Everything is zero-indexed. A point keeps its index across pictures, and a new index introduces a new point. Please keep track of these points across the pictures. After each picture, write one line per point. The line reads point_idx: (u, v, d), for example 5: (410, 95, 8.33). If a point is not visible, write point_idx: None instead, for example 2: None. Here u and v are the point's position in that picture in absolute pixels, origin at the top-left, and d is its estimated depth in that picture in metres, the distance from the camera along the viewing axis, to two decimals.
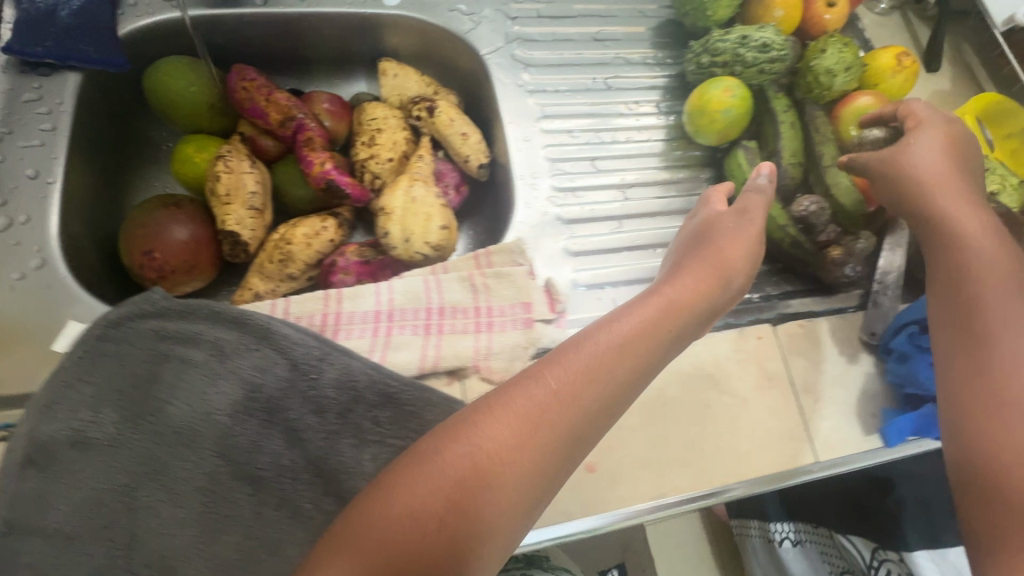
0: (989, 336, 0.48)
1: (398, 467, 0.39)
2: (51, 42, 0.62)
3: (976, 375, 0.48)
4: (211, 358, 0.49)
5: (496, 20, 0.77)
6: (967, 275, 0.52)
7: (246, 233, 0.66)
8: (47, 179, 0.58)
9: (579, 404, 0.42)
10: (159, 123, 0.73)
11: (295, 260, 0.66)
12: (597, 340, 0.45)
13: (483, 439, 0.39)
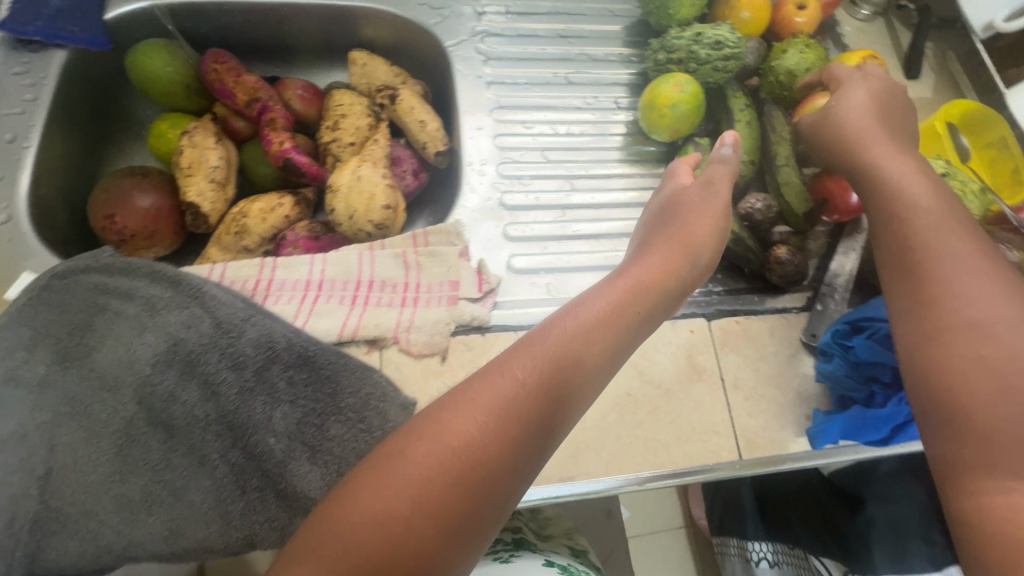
0: (942, 308, 0.45)
1: (367, 470, 0.38)
2: (41, 22, 0.67)
3: (931, 351, 0.44)
4: (142, 312, 0.53)
5: (463, 14, 0.80)
6: (919, 248, 0.49)
7: (206, 206, 0.69)
8: (23, 144, 0.63)
9: (553, 389, 0.41)
10: (143, 104, 0.78)
11: (250, 233, 0.70)
12: (558, 322, 0.44)
13: (455, 437, 0.38)
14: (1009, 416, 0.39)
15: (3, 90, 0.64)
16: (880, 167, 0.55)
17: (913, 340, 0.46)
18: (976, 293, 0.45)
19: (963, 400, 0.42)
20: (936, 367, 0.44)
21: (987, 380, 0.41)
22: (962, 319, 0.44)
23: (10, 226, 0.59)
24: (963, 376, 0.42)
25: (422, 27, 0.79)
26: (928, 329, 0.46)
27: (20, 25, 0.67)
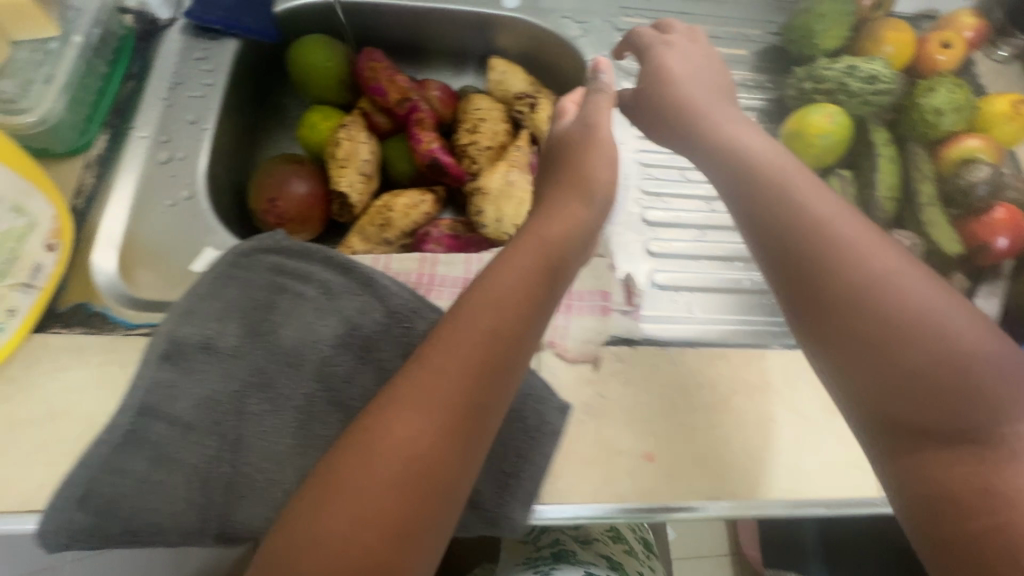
0: (888, 298, 0.39)
1: (341, 447, 0.38)
2: (221, 11, 0.71)
3: (875, 350, 0.39)
4: (322, 295, 0.55)
5: (604, 31, 0.82)
6: (798, 241, 0.44)
7: (355, 196, 0.72)
8: (202, 126, 0.66)
9: (490, 354, 0.42)
10: (292, 93, 0.82)
11: (393, 226, 0.72)
12: (502, 270, 0.47)
13: (369, 407, 0.39)
14: (972, 418, 0.34)
15: (186, 74, 0.68)
16: (728, 145, 0.54)
17: (840, 333, 0.40)
18: (835, 296, 0.41)
19: (909, 411, 0.37)
20: (870, 367, 0.39)
21: (950, 380, 0.36)
22: (893, 316, 0.39)
23: (192, 202, 0.62)
24: (931, 379, 0.36)
25: (563, 40, 0.81)
26: (875, 329, 0.39)
27: (203, 13, 0.70)
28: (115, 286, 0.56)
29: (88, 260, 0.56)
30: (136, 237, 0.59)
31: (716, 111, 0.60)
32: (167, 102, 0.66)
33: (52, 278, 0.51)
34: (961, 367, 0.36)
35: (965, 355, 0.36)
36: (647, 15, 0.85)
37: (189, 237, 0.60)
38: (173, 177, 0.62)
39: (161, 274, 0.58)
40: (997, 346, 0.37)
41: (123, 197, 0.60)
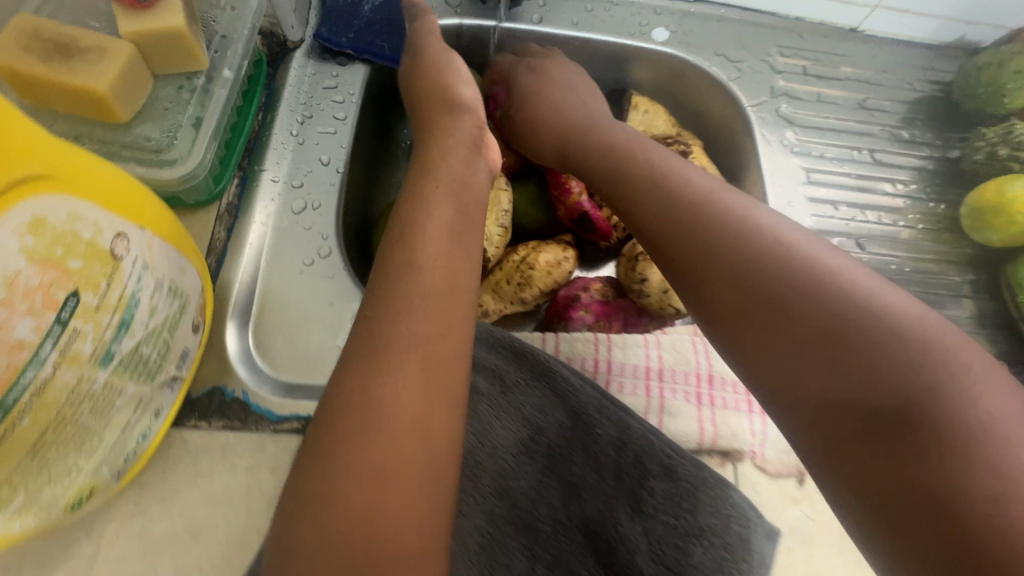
0: (804, 268, 0.38)
1: (347, 390, 0.37)
2: (354, 34, 0.62)
3: (793, 331, 0.36)
4: (496, 391, 0.48)
5: (762, 71, 0.72)
6: (691, 216, 0.43)
7: (491, 250, 0.64)
8: (337, 167, 0.57)
9: (457, 286, 0.44)
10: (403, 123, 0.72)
11: (533, 285, 0.64)
12: (438, 201, 0.47)
13: (365, 352, 0.39)
14: (915, 392, 0.32)
15: (317, 104, 0.59)
16: (596, 138, 0.55)
17: (780, 326, 0.37)
18: (777, 284, 0.38)
19: (821, 382, 0.35)
20: (807, 351, 0.36)
21: (865, 357, 0.34)
22: (807, 285, 0.37)
23: (331, 260, 0.53)
24: (853, 357, 0.34)
25: (719, 80, 0.71)
26: (809, 314, 0.36)
27: (335, 34, 0.61)
28: (257, 364, 0.48)
29: (224, 332, 0.48)
30: (272, 302, 0.51)
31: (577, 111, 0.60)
32: (298, 140, 0.57)
33: (195, 360, 0.43)
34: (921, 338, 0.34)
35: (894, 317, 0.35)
36: (807, 53, 0.74)
37: (328, 302, 0.52)
38: (309, 229, 0.54)
39: (303, 349, 0.50)
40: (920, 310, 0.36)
41: (260, 254, 0.52)
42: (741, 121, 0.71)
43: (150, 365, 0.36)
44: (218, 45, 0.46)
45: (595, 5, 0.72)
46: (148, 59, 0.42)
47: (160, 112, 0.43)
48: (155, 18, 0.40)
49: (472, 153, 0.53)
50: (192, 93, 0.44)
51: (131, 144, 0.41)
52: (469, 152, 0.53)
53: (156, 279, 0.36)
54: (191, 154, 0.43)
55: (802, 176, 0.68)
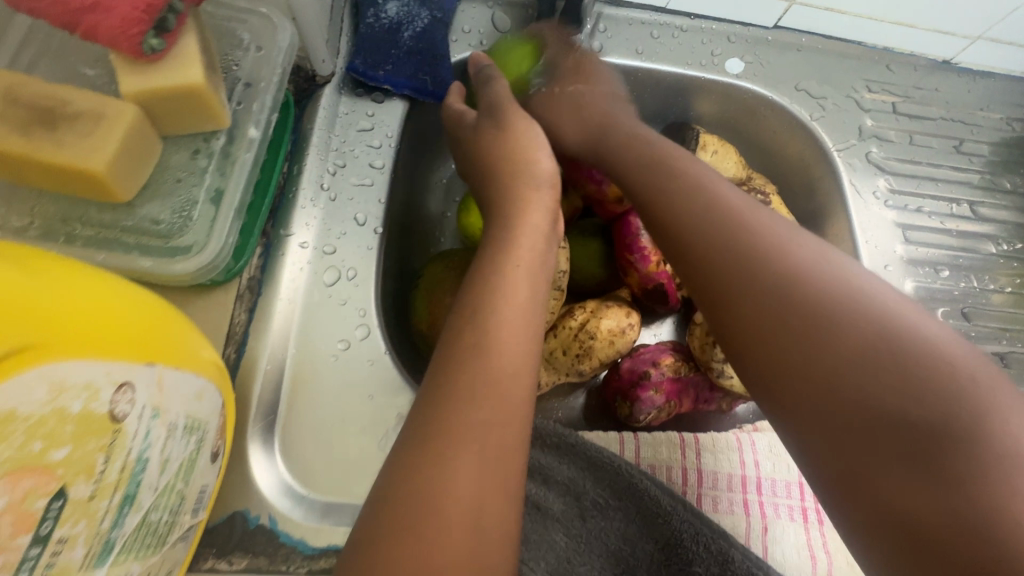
0: (858, 317, 0.32)
1: (406, 487, 0.32)
2: (391, 65, 0.53)
3: (819, 379, 0.31)
4: (571, 513, 0.41)
5: (848, 109, 0.64)
6: (733, 245, 0.37)
7: (546, 317, 0.54)
8: (374, 227, 0.49)
9: (523, 372, 0.37)
10: (437, 161, 0.63)
11: (592, 357, 0.55)
12: (512, 280, 0.40)
13: (421, 438, 0.34)
14: (876, 374, 0.30)
15: (350, 151, 0.51)
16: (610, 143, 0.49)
17: (814, 365, 0.32)
18: (819, 334, 0.32)
19: (783, 358, 0.33)
20: (778, 331, 0.33)
21: (898, 422, 0.29)
22: (858, 338, 0.31)
23: (369, 342, 0.45)
24: (901, 427, 0.28)
25: (800, 119, 0.63)
26: (848, 359, 0.31)
27: (371, 67, 0.53)
28: (284, 479, 0.40)
29: (246, 439, 0.40)
30: (301, 398, 0.43)
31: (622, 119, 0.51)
32: (330, 195, 0.49)
33: (213, 495, 0.34)
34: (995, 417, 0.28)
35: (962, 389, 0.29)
36: (895, 88, 0.66)
37: (367, 396, 0.44)
38: (344, 304, 0.46)
39: (340, 456, 0.42)
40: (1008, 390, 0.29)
41: (286, 338, 0.44)
42: (826, 166, 0.62)
43: (160, 530, 0.28)
44: (241, 96, 0.38)
45: (661, 30, 0.63)
46: (157, 121, 0.34)
47: (170, 185, 0.35)
48: (165, 74, 0.32)
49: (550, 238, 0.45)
50: (210, 158, 0.36)
51: (136, 229, 0.33)
52: (547, 236, 0.44)
53: (170, 427, 0.27)
54: (209, 238, 0.34)
55: (898, 234, 0.59)
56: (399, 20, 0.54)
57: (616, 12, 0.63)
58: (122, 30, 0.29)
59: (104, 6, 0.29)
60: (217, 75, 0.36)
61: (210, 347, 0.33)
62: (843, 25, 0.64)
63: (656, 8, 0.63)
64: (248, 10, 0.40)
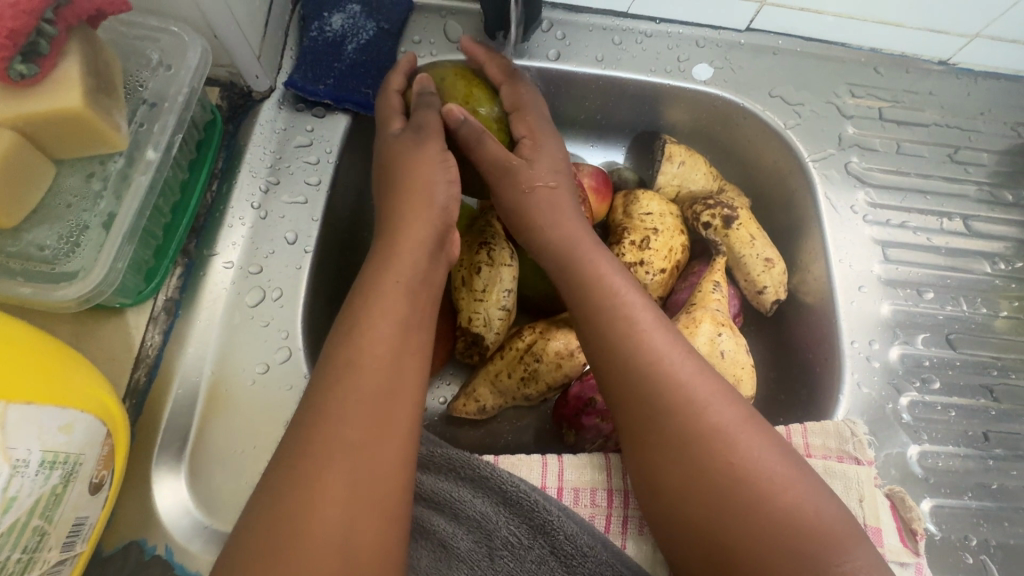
0: (712, 452, 0.35)
1: (275, 520, 0.30)
2: (333, 79, 0.51)
3: (671, 449, 0.36)
4: (478, 550, 0.39)
5: (828, 115, 0.59)
6: (623, 361, 0.38)
7: (490, 337, 0.51)
8: (305, 246, 0.48)
9: (414, 391, 0.35)
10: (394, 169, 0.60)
11: (539, 380, 0.51)
12: (397, 290, 0.38)
13: (296, 463, 0.31)
14: (708, 446, 0.35)
15: (285, 168, 0.49)
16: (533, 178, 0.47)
17: (675, 487, 0.35)
18: (679, 461, 0.35)
19: (645, 435, 0.37)
20: (642, 409, 0.37)
21: (724, 544, 0.33)
22: (708, 472, 0.34)
23: (289, 365, 0.44)
24: (722, 544, 0.33)
25: (774, 127, 0.58)
26: (695, 488, 0.35)
27: (310, 81, 0.51)
28: (188, 506, 0.39)
29: (151, 466, 0.39)
30: (214, 423, 0.42)
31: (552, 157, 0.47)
32: (260, 214, 0.47)
33: (98, 526, 0.34)
34: (810, 549, 0.32)
35: (787, 518, 0.33)
36: (884, 92, 0.60)
37: (283, 422, 0.42)
38: (266, 326, 0.45)
39: (245, 483, 0.40)
40: (834, 511, 0.34)
41: (203, 360, 0.43)
42: (802, 178, 0.57)
43: (8, 568, 0.28)
44: (144, 116, 0.38)
45: (624, 35, 0.59)
46: (45, 146, 0.33)
47: (61, 211, 0.34)
48: (42, 99, 0.31)
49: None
50: (105, 182, 0.35)
51: (22, 255, 0.33)
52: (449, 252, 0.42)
53: (15, 466, 0.27)
54: (94, 263, 0.34)
55: (876, 252, 0.55)
56: (343, 33, 0.53)
57: (574, 18, 0.59)
58: None
59: None
60: (116, 99, 0.35)
61: (94, 380, 0.33)
62: (824, 26, 0.58)
63: (619, 13, 0.59)
64: (158, 28, 0.40)
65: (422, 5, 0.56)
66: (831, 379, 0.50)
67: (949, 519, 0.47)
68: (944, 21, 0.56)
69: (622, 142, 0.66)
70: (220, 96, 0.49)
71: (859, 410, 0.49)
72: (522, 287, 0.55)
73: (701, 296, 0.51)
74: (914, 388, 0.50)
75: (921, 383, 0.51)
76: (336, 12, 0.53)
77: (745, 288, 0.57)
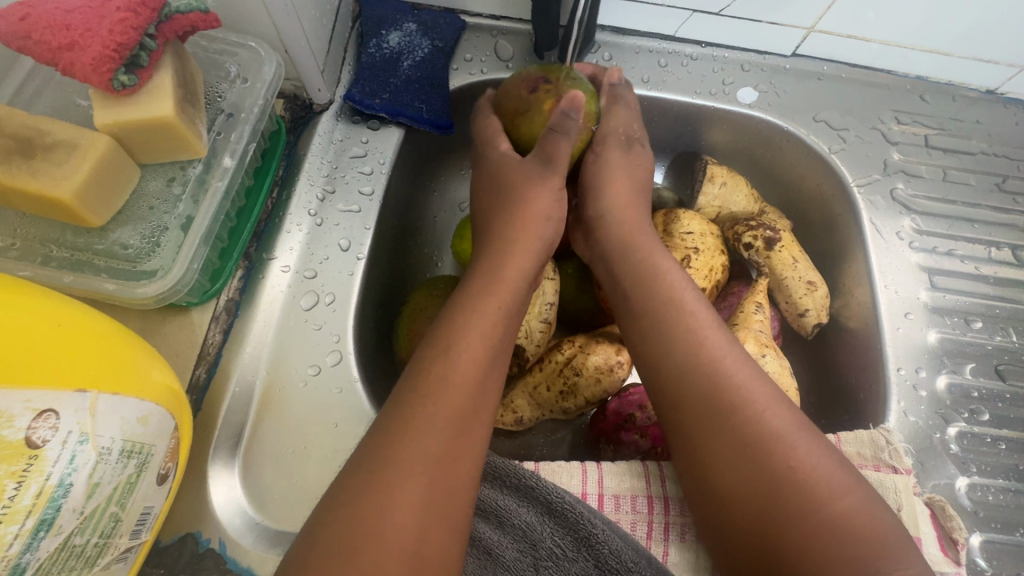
0: (769, 455, 0.35)
1: (343, 515, 0.31)
2: (389, 94, 0.53)
3: (730, 452, 0.35)
4: (523, 559, 0.39)
5: (873, 141, 0.59)
6: (679, 362, 0.39)
7: (530, 349, 0.51)
8: (357, 253, 0.49)
9: (472, 398, 0.35)
10: (438, 181, 0.61)
11: (578, 395, 0.50)
12: (455, 299, 0.39)
13: (364, 465, 0.32)
14: (766, 451, 0.35)
15: (340, 177, 0.51)
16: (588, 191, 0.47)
17: (731, 485, 0.35)
18: (736, 461, 0.35)
19: (701, 440, 0.37)
20: (699, 412, 0.37)
21: (779, 546, 0.33)
22: (765, 474, 0.34)
23: (339, 369, 0.45)
24: (781, 547, 0.33)
25: (817, 151, 0.58)
26: (755, 485, 0.34)
27: (367, 96, 0.53)
28: (242, 504, 0.40)
29: (209, 461, 0.41)
30: (267, 421, 0.43)
31: (601, 175, 0.48)
32: (315, 221, 0.49)
33: (160, 517, 0.35)
34: (867, 556, 0.31)
35: (845, 523, 0.32)
36: (930, 119, 0.60)
37: (334, 423, 0.43)
38: (319, 329, 0.46)
39: (296, 482, 0.41)
40: (890, 521, 0.33)
41: (260, 360, 0.44)
42: (845, 203, 0.57)
43: (87, 552, 0.29)
44: (221, 126, 0.40)
45: (669, 58, 0.60)
46: (133, 150, 0.36)
47: (143, 212, 0.36)
48: (138, 107, 0.34)
49: (515, 267, 0.42)
50: (184, 186, 0.37)
51: (107, 253, 0.35)
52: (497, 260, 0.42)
53: (101, 453, 0.28)
54: (173, 263, 0.35)
55: (922, 279, 0.54)
56: (399, 50, 0.54)
57: (621, 40, 0.60)
58: (92, 68, 0.31)
59: (80, 44, 0.31)
60: (199, 108, 0.37)
61: (169, 377, 0.34)
62: (871, 53, 0.58)
63: (665, 36, 0.60)
64: (236, 43, 0.42)
65: (474, 25, 0.58)
66: (876, 405, 0.50)
67: (999, 555, 0.46)
68: (993, 52, 0.56)
69: (663, 162, 0.66)
70: (284, 107, 0.51)
71: (907, 438, 0.48)
72: (563, 301, 0.55)
73: (743, 317, 0.51)
74: (962, 418, 0.50)
75: (969, 414, 0.50)
76: (394, 30, 0.55)
77: (786, 310, 0.57)
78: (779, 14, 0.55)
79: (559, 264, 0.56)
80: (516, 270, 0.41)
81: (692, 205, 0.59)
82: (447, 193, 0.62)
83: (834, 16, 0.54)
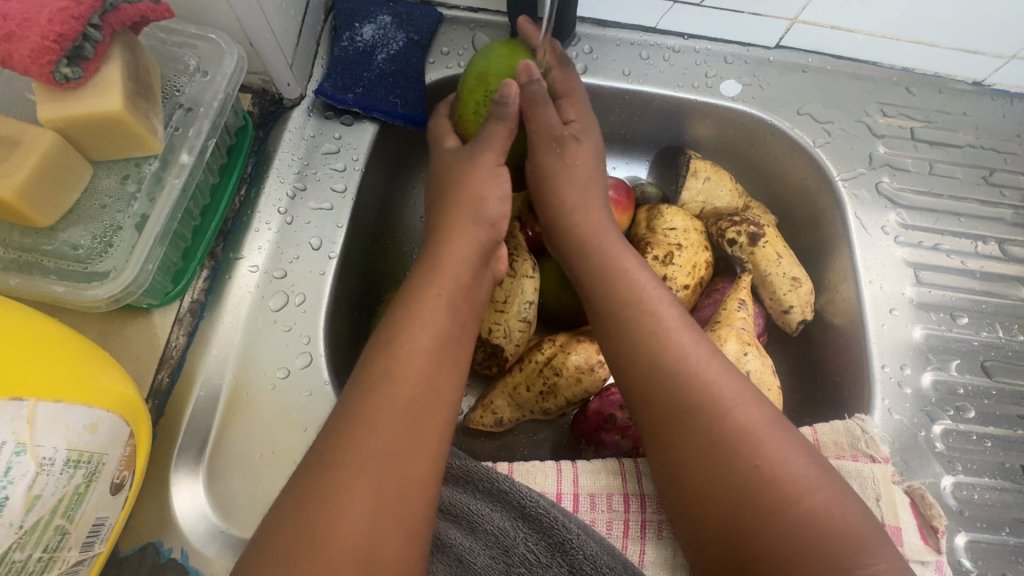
0: (734, 455, 0.33)
1: (297, 524, 0.29)
2: (362, 88, 0.52)
3: (702, 449, 0.34)
4: (494, 566, 0.38)
5: (858, 134, 0.58)
6: (646, 360, 0.37)
7: (509, 348, 0.49)
8: (329, 252, 0.48)
9: (435, 400, 0.34)
10: (416, 177, 0.59)
11: (558, 395, 0.49)
12: (421, 297, 0.37)
13: (322, 470, 0.31)
14: (737, 447, 0.34)
15: (312, 174, 0.50)
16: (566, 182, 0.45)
17: (704, 483, 0.34)
18: (706, 459, 0.34)
19: (674, 436, 0.36)
20: (672, 408, 0.36)
21: (747, 545, 0.32)
22: (733, 474, 0.33)
23: (310, 371, 0.44)
24: (751, 545, 0.32)
25: (802, 144, 0.57)
26: (726, 483, 0.33)
27: (340, 90, 0.51)
28: (205, 511, 0.39)
29: (172, 467, 0.39)
30: (233, 426, 0.41)
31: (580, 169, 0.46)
32: (285, 219, 0.48)
33: (117, 527, 0.34)
34: (839, 551, 0.31)
35: (814, 521, 0.31)
36: (916, 112, 0.59)
37: (302, 428, 0.42)
38: (289, 331, 0.45)
39: (261, 488, 0.40)
40: (860, 515, 0.32)
41: (225, 363, 0.43)
42: (830, 197, 0.56)
43: (29, 568, 0.28)
44: (179, 120, 0.39)
45: (651, 50, 0.59)
46: (82, 146, 0.35)
47: (95, 211, 0.36)
48: (85, 103, 0.33)
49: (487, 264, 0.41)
50: (139, 184, 0.36)
51: (57, 254, 0.34)
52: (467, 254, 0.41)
53: (41, 464, 0.27)
54: (126, 263, 0.34)
55: (908, 274, 0.53)
56: (373, 43, 0.53)
57: (602, 32, 0.59)
58: (32, 60, 0.30)
59: (18, 35, 0.29)
60: (154, 103, 0.36)
61: (121, 382, 0.33)
62: (855, 44, 0.57)
63: (647, 28, 0.59)
64: (196, 35, 0.41)
65: (451, 17, 0.56)
66: (861, 403, 0.49)
67: (984, 555, 0.45)
68: (980, 43, 0.54)
69: (646, 157, 0.65)
70: (252, 103, 0.50)
71: (890, 437, 0.47)
72: (543, 300, 0.54)
73: (726, 314, 0.50)
74: (947, 416, 0.49)
75: (954, 411, 0.49)
76: (367, 23, 0.53)
77: (770, 307, 0.55)
78: (761, 5, 0.53)
79: (540, 261, 0.54)
80: (489, 269, 0.40)
81: (675, 200, 0.58)
82: (427, 188, 0.60)
83: (817, 8, 0.53)
